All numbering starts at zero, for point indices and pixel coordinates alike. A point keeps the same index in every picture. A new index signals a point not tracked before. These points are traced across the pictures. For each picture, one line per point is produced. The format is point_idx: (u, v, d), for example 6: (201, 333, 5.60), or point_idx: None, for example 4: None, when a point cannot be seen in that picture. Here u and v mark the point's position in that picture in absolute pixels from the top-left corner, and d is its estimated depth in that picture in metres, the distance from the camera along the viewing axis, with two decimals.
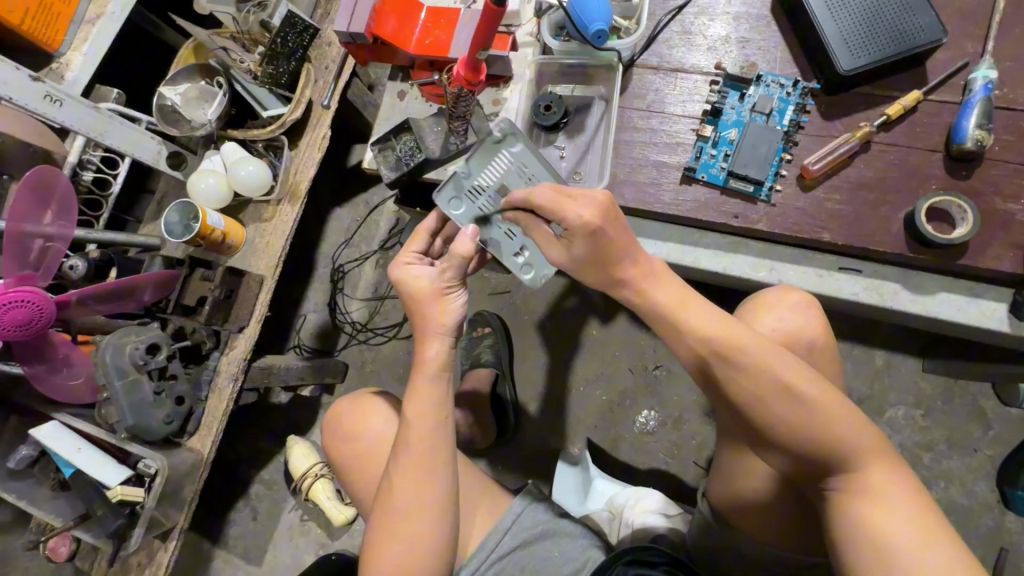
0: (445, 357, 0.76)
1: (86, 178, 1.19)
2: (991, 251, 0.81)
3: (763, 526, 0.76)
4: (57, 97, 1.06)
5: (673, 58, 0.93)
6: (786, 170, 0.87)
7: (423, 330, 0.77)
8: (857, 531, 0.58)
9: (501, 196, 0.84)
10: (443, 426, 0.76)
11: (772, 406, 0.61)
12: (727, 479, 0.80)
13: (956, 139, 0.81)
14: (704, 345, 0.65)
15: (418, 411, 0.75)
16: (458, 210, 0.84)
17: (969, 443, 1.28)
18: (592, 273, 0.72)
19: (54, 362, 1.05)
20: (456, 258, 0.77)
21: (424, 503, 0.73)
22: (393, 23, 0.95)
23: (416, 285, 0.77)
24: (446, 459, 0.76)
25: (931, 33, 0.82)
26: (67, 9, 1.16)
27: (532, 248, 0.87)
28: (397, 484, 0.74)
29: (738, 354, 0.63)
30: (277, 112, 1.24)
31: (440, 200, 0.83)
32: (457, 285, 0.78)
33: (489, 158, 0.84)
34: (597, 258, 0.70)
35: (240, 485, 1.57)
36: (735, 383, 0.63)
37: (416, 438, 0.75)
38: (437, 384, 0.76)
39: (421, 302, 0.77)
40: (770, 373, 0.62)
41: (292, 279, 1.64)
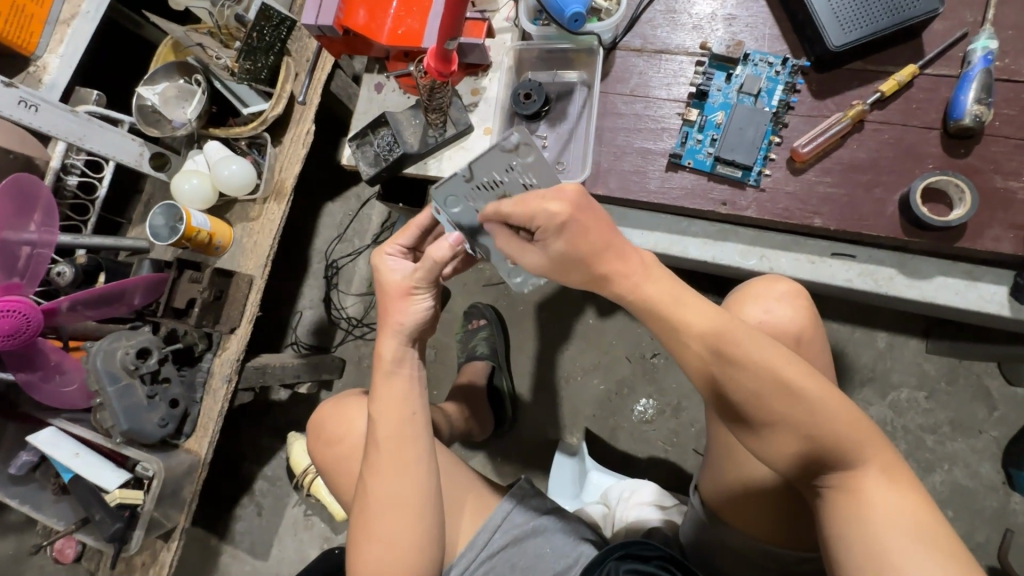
0: (404, 355, 0.77)
1: (71, 182, 1.18)
2: (991, 232, 0.77)
3: (756, 516, 0.75)
4: (32, 102, 1.05)
5: (657, 39, 0.89)
6: (775, 153, 0.84)
7: (383, 328, 0.78)
8: (852, 532, 0.55)
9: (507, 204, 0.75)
10: (413, 425, 0.76)
11: (757, 405, 0.58)
12: (720, 469, 0.79)
13: (953, 116, 0.77)
14: (681, 348, 0.61)
15: (383, 413, 0.76)
16: (454, 209, 0.74)
17: (973, 424, 1.26)
18: (565, 273, 0.65)
19: (47, 370, 1.06)
20: (426, 261, 0.73)
21: (400, 506, 0.73)
22: (363, 13, 0.93)
23: (386, 280, 0.77)
24: (421, 459, 0.75)
25: (927, 2, 0.78)
26: (41, 10, 1.14)
27: None
28: (371, 488, 0.74)
29: (734, 348, 0.58)
30: (258, 109, 1.21)
31: (437, 195, 0.72)
32: (425, 287, 0.76)
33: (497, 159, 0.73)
34: (570, 261, 0.63)
35: (244, 482, 1.58)
36: (729, 379, 0.59)
37: (384, 440, 0.75)
38: (396, 380, 0.77)
39: (388, 298, 0.77)
40: (769, 368, 0.57)
41: (286, 277, 1.63)
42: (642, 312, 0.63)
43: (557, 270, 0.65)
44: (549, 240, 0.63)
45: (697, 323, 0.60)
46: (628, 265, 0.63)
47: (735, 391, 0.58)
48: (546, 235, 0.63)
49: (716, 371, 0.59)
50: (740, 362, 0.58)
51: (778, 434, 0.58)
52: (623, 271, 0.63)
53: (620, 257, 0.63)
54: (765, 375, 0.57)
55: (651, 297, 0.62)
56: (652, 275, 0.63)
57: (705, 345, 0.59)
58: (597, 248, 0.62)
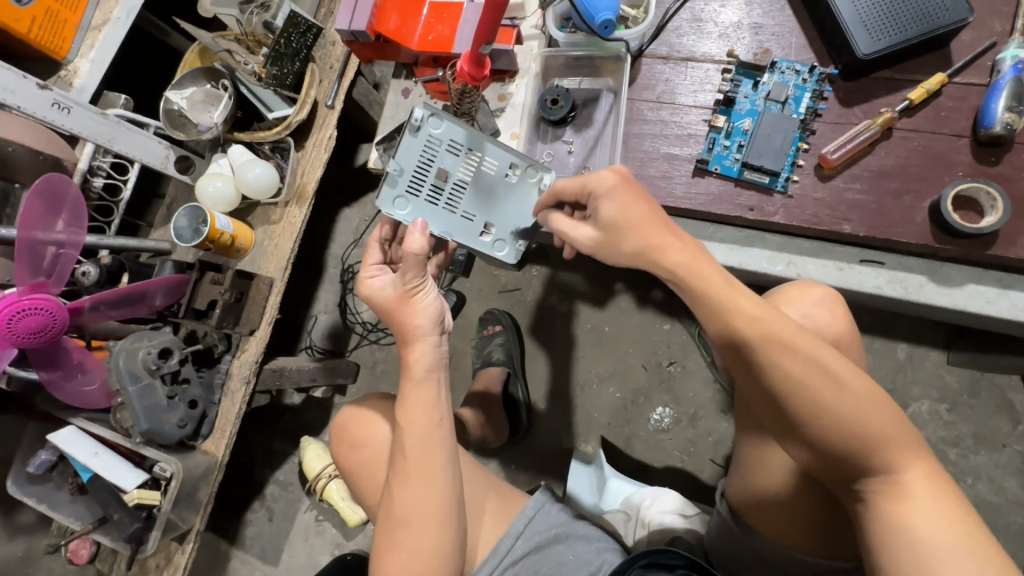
0: (431, 357, 0.75)
1: (96, 184, 1.19)
2: (1022, 240, 0.77)
3: (785, 525, 0.74)
4: (65, 104, 1.05)
5: (683, 47, 0.90)
6: (803, 160, 0.84)
7: (403, 339, 0.76)
8: (898, 538, 0.53)
9: (445, 179, 0.82)
10: (439, 431, 0.74)
11: (803, 399, 0.57)
12: (748, 475, 0.78)
13: (984, 123, 0.77)
14: (727, 333, 0.62)
15: (410, 419, 0.74)
16: (405, 209, 0.80)
17: (997, 438, 1.24)
18: (612, 247, 0.70)
19: (69, 368, 1.06)
20: (409, 259, 0.73)
21: (427, 511, 0.72)
22: (395, 19, 0.94)
23: (384, 297, 0.77)
24: (448, 465, 0.74)
25: (956, 12, 0.78)
26: (74, 16, 1.16)
27: (495, 222, 0.85)
28: (397, 492, 0.74)
29: (778, 338, 0.58)
30: (282, 113, 1.22)
31: (384, 204, 0.79)
32: (420, 282, 0.75)
33: (417, 148, 0.81)
34: (616, 227, 0.69)
35: (255, 486, 1.58)
36: (770, 367, 0.59)
37: (411, 445, 0.74)
38: (428, 385, 0.75)
39: (393, 311, 0.77)
40: (817, 362, 0.57)
41: (303, 281, 1.64)
42: (693, 292, 0.64)
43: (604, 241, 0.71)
44: (601, 203, 0.69)
45: (748, 308, 0.60)
46: (680, 243, 0.66)
47: (778, 379, 0.58)
48: (597, 203, 0.70)
49: (760, 358, 0.59)
50: (786, 352, 0.58)
51: (819, 430, 0.57)
52: (675, 248, 0.65)
53: (670, 233, 0.66)
54: (809, 366, 0.57)
55: (704, 278, 0.63)
56: (702, 259, 0.65)
57: (750, 332, 0.60)
58: (637, 221, 0.67)
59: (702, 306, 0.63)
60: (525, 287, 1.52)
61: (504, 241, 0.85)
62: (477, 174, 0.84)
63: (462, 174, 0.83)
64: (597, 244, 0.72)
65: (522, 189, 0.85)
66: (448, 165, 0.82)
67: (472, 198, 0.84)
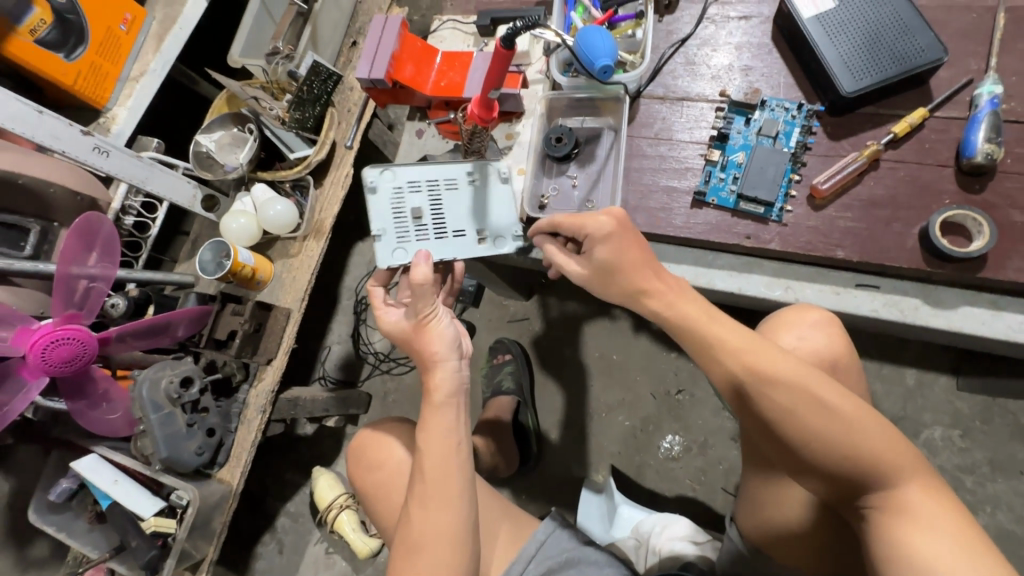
0: (452, 382, 0.77)
1: (127, 222, 1.27)
2: (1011, 263, 0.80)
3: (802, 554, 0.74)
4: (105, 148, 1.12)
5: (678, 88, 0.97)
6: (795, 191, 0.88)
7: (423, 366, 0.78)
8: (901, 555, 0.54)
9: (422, 215, 0.90)
10: (457, 454, 0.76)
11: (793, 423, 0.60)
12: (759, 507, 0.78)
13: (966, 154, 0.82)
14: (717, 367, 0.66)
15: (429, 443, 0.76)
16: (403, 256, 0.88)
17: (1013, 464, 1.23)
18: (606, 284, 0.76)
19: (94, 398, 1.09)
20: (418, 289, 0.78)
21: (442, 537, 0.73)
22: (410, 68, 1.01)
23: (402, 331, 0.81)
24: (463, 489, 0.76)
25: (932, 53, 0.84)
26: (115, 68, 1.24)
27: (485, 225, 0.91)
28: (415, 514, 0.75)
29: (762, 364, 0.63)
30: (303, 154, 1.30)
31: (383, 261, 0.88)
32: (433, 308, 0.79)
33: (387, 203, 0.90)
34: (609, 269, 0.75)
35: (267, 517, 1.58)
36: (759, 393, 0.62)
37: (430, 468, 0.75)
38: (445, 412, 0.77)
39: (411, 341, 0.80)
40: (801, 386, 0.60)
41: (317, 313, 1.69)
42: (681, 331, 0.70)
43: (598, 279, 0.77)
44: (594, 245, 0.75)
45: (732, 341, 0.65)
46: (662, 284, 0.73)
47: (767, 404, 0.62)
48: (592, 243, 0.75)
49: (748, 387, 0.63)
50: (772, 379, 0.61)
51: (814, 452, 0.59)
52: (659, 289, 0.73)
53: (651, 271, 0.73)
54: (795, 391, 0.60)
55: (686, 315, 0.70)
56: (683, 297, 0.71)
57: (735, 363, 0.64)
58: (632, 264, 0.74)
59: (699, 349, 0.68)
60: (533, 316, 1.56)
61: (500, 235, 0.91)
62: (445, 197, 0.92)
63: (436, 202, 0.91)
64: (588, 278, 0.78)
65: (489, 188, 0.93)
66: (418, 202, 0.91)
67: (454, 217, 0.91)
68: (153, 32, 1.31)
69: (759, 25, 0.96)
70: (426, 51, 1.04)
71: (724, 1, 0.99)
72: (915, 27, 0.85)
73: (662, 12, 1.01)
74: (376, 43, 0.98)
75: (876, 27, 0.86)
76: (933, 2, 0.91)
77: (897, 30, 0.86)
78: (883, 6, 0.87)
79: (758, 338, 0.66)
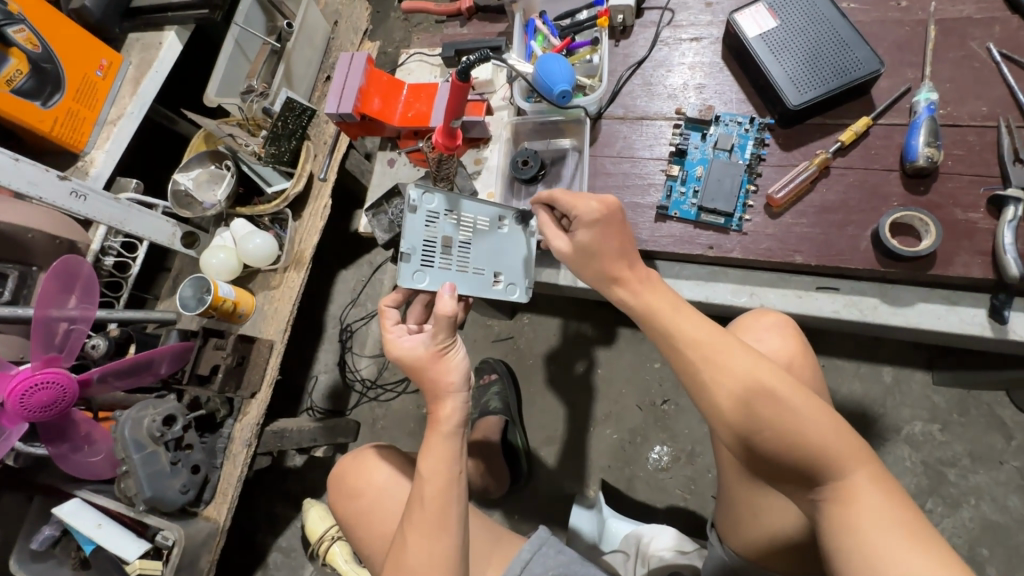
0: (461, 413, 0.76)
1: (108, 262, 1.30)
2: (959, 259, 0.83)
3: (788, 563, 0.76)
4: (82, 192, 1.12)
5: (637, 108, 1.01)
6: (753, 201, 0.92)
7: (434, 395, 0.77)
8: (847, 543, 0.56)
9: (451, 247, 0.85)
10: (454, 483, 0.73)
11: (743, 411, 0.62)
12: (744, 522, 0.79)
13: (909, 158, 0.86)
14: (680, 355, 0.69)
15: (431, 470, 0.73)
16: (425, 281, 0.82)
17: (993, 455, 1.25)
18: (583, 264, 0.80)
19: (76, 441, 1.09)
20: (442, 321, 0.75)
21: (435, 568, 0.69)
22: (378, 101, 1.05)
23: (414, 355, 0.78)
24: (458, 517, 0.73)
25: (869, 65, 0.89)
26: (92, 113, 1.26)
27: (504, 270, 0.90)
28: (410, 539, 0.71)
29: (717, 353, 0.66)
30: (280, 187, 1.33)
31: (405, 280, 0.81)
32: (452, 341, 0.78)
33: (421, 226, 0.83)
34: (588, 252, 0.79)
35: (258, 554, 1.56)
36: (712, 380, 0.65)
37: (430, 497, 0.72)
38: (451, 441, 0.75)
39: (424, 370, 0.77)
40: (751, 375, 0.63)
41: (303, 342, 1.69)
42: (646, 321, 0.74)
43: (580, 258, 0.80)
44: (580, 228, 0.78)
45: (696, 331, 0.69)
46: (634, 274, 0.77)
47: (723, 392, 0.64)
48: (580, 225, 0.78)
49: (704, 374, 0.66)
50: (726, 370, 0.65)
51: (768, 443, 0.60)
52: (628, 277, 0.77)
53: (627, 265, 0.78)
54: (749, 382, 0.63)
55: (652, 304, 0.74)
56: (652, 290, 0.75)
57: (693, 352, 0.68)
58: (611, 249, 0.78)
59: (659, 337, 0.72)
60: (517, 335, 1.57)
61: (516, 283, 0.91)
62: (475, 232, 0.88)
63: (465, 237, 0.87)
64: (569, 258, 0.81)
65: (516, 238, 0.92)
66: (451, 233, 0.86)
67: (478, 255, 0.88)
68: (129, 76, 1.33)
69: (709, 46, 1.01)
70: (392, 84, 1.07)
71: (676, 24, 1.04)
72: (853, 41, 0.90)
73: (618, 37, 1.07)
74: (344, 77, 1.02)
75: (816, 43, 0.91)
76: (869, 18, 0.96)
77: (836, 45, 0.91)
78: (821, 23, 0.93)
79: (719, 333, 0.69)
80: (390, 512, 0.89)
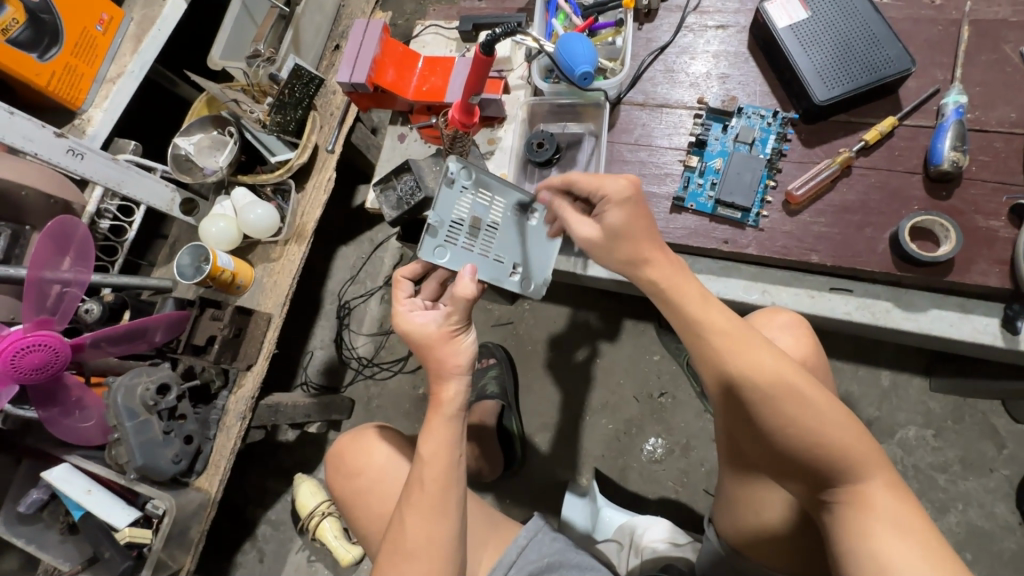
0: (463, 397, 0.74)
1: (103, 225, 1.25)
2: (977, 267, 0.83)
3: (780, 561, 0.76)
4: (80, 151, 1.09)
5: (658, 95, 0.99)
6: (771, 196, 0.91)
7: (436, 376, 0.74)
8: (857, 547, 0.56)
9: (478, 229, 0.83)
10: (455, 468, 0.72)
11: (768, 410, 0.61)
12: (736, 512, 0.78)
13: (933, 161, 0.84)
14: (702, 347, 0.66)
15: (433, 454, 0.72)
16: (445, 257, 0.80)
17: (984, 462, 1.26)
18: (609, 249, 0.74)
19: (67, 405, 1.06)
20: (460, 303, 0.73)
21: (430, 554, 0.69)
22: (392, 72, 1.02)
23: (423, 333, 0.75)
24: (457, 501, 0.72)
25: (900, 63, 0.87)
26: (91, 69, 1.22)
27: (522, 262, 0.88)
28: (408, 522, 0.70)
29: (744, 348, 0.63)
30: (284, 157, 1.29)
31: (426, 254, 0.78)
32: (464, 325, 0.76)
33: (454, 201, 0.81)
34: (617, 235, 0.73)
35: (247, 525, 1.55)
36: (738, 376, 0.63)
37: (430, 480, 0.71)
38: (454, 425, 0.74)
39: (432, 348, 0.75)
40: (781, 376, 0.61)
41: (299, 317, 1.67)
42: (669, 306, 0.70)
43: (603, 243, 0.75)
44: (609, 208, 0.73)
45: (721, 321, 0.66)
46: (662, 258, 0.73)
47: (743, 387, 0.62)
48: (607, 205, 0.73)
49: (731, 371, 0.63)
50: (754, 366, 0.62)
51: (786, 440, 0.60)
52: (658, 261, 0.72)
53: (656, 248, 0.73)
54: (776, 380, 0.61)
55: (682, 292, 0.70)
56: (680, 276, 0.71)
57: (718, 345, 0.65)
58: (638, 233, 0.72)
59: (682, 327, 0.68)
60: (517, 320, 1.56)
61: (531, 277, 0.89)
62: (504, 217, 0.86)
63: (493, 222, 0.85)
64: (593, 243, 0.76)
65: (540, 232, 0.89)
66: (482, 215, 0.84)
67: (501, 241, 0.86)
68: (130, 33, 1.28)
69: (735, 34, 0.99)
70: (406, 56, 1.05)
71: (702, 10, 1.01)
72: (884, 38, 0.88)
73: (642, 20, 1.03)
74: (358, 45, 0.99)
75: (847, 38, 0.89)
76: (901, 15, 0.94)
77: (867, 40, 0.88)
78: (853, 17, 0.90)
79: (745, 327, 0.66)
80: (389, 493, 0.89)
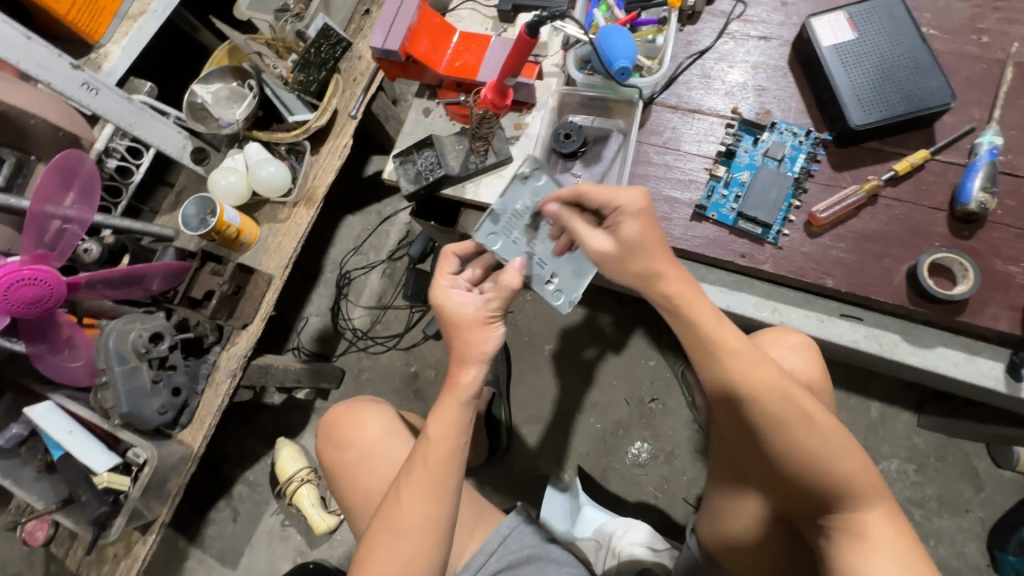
0: (478, 384, 0.73)
1: (110, 165, 1.21)
2: (989, 310, 0.83)
3: None
4: (94, 85, 1.07)
5: (691, 99, 0.98)
6: (794, 216, 0.90)
7: (458, 357, 0.74)
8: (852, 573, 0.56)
9: (535, 230, 0.82)
10: (458, 453, 0.72)
11: (776, 430, 0.61)
12: (719, 522, 0.79)
13: (960, 200, 0.84)
14: (711, 366, 0.66)
15: (439, 435, 0.71)
16: (496, 245, 0.80)
17: (960, 502, 1.28)
18: (622, 263, 0.69)
19: (56, 343, 1.04)
20: (502, 291, 0.73)
21: (424, 530, 0.69)
22: (426, 43, 0.99)
23: (460, 312, 0.74)
24: (456, 484, 0.72)
25: (941, 96, 0.86)
26: (113, 3, 1.18)
27: (563, 274, 0.83)
28: (405, 496, 0.70)
29: (755, 369, 0.63)
30: (302, 118, 1.27)
31: (480, 236, 0.80)
32: (501, 316, 0.75)
33: (519, 193, 0.81)
34: (632, 248, 0.68)
35: (223, 484, 1.55)
36: (747, 396, 0.63)
37: (432, 460, 0.71)
38: (461, 409, 0.73)
39: (463, 328, 0.74)
40: (790, 399, 0.62)
41: (298, 283, 1.65)
42: (680, 324, 0.68)
43: (619, 256, 0.69)
44: (624, 219, 0.68)
45: (733, 341, 0.65)
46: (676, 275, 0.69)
47: (751, 406, 0.63)
48: (621, 217, 0.68)
49: (740, 390, 0.63)
50: (764, 388, 0.62)
51: (790, 461, 0.61)
52: (671, 277, 0.68)
53: (671, 263, 0.68)
54: (783, 402, 0.61)
55: (698, 312, 0.66)
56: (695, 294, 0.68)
57: (729, 364, 0.64)
58: (650, 248, 0.68)
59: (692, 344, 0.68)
60: (517, 310, 1.55)
61: (563, 291, 0.83)
62: None
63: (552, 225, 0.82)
64: (607, 256, 0.70)
65: None
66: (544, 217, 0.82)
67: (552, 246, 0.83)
68: None
69: (777, 47, 0.97)
70: (442, 29, 1.02)
71: (746, 19, 0.99)
72: (928, 69, 0.87)
73: (684, 21, 1.01)
74: (395, 11, 0.96)
75: (889, 65, 0.88)
76: (946, 49, 0.93)
77: (910, 69, 0.87)
78: (898, 44, 0.89)
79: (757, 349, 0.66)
80: (380, 467, 0.88)
